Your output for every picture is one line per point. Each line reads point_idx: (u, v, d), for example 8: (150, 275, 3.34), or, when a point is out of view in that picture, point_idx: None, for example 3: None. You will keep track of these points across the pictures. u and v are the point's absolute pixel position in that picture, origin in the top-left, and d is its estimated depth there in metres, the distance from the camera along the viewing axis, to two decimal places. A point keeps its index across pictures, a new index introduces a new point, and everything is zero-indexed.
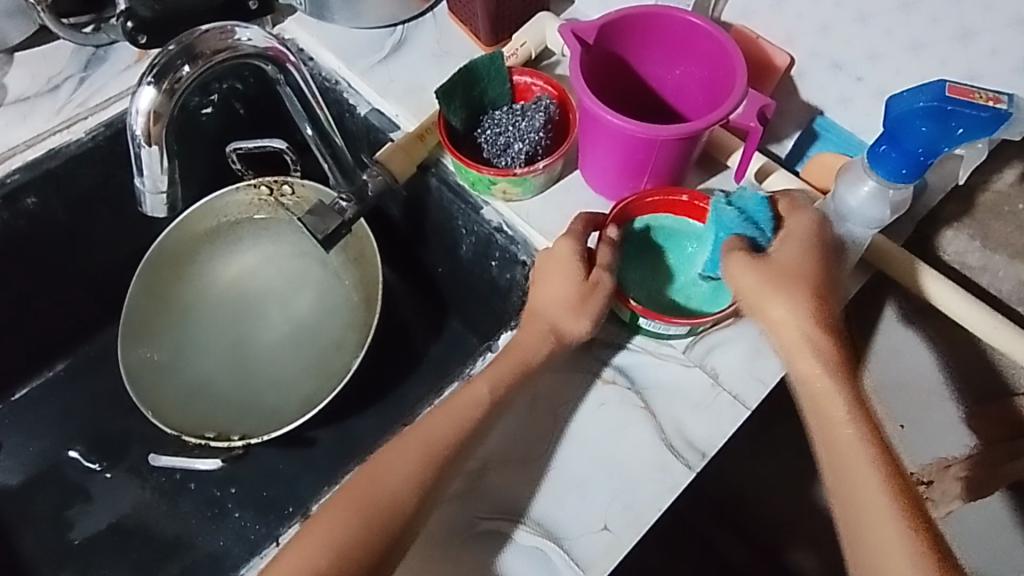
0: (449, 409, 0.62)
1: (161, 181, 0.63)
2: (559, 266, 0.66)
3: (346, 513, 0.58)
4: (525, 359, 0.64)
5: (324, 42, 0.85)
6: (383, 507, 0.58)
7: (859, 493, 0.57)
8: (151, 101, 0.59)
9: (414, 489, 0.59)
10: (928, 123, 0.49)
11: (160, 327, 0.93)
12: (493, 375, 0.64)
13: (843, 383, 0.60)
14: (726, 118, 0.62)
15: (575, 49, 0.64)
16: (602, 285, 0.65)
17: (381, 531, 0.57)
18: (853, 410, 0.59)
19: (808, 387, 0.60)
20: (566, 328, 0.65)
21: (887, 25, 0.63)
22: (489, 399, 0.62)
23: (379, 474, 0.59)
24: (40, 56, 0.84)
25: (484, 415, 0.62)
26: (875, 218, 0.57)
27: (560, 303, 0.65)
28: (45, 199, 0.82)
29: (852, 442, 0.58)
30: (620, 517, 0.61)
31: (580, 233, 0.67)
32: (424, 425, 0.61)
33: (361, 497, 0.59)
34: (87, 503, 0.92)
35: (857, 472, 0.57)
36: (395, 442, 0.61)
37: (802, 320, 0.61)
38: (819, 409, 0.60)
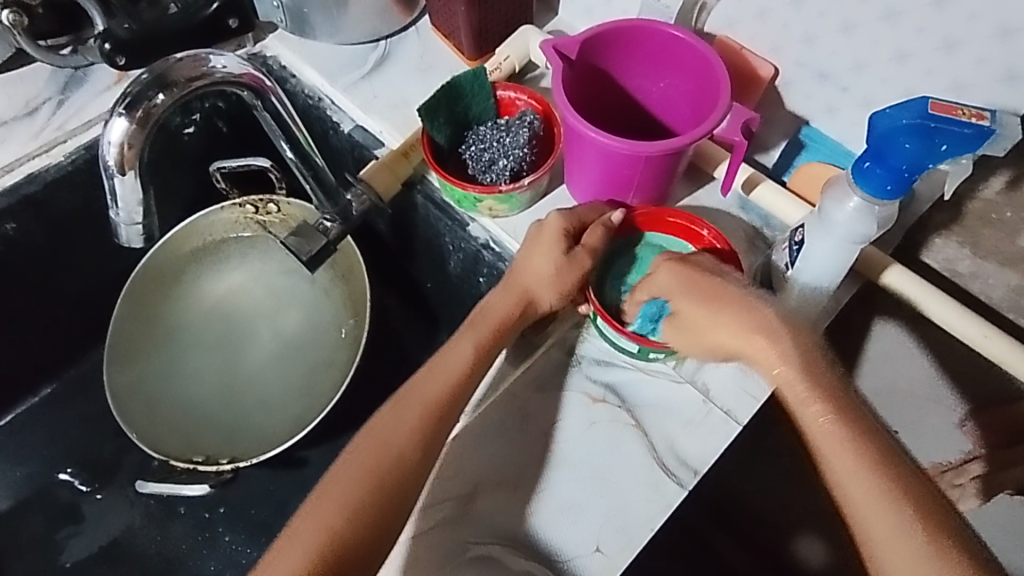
0: (437, 370, 0.64)
1: (136, 213, 0.62)
2: (544, 240, 0.66)
3: (352, 476, 0.60)
4: (503, 322, 0.66)
5: (307, 59, 0.84)
6: (385, 465, 0.60)
7: (883, 533, 0.54)
8: (123, 132, 0.59)
9: (411, 448, 0.60)
10: (913, 140, 0.49)
11: (147, 347, 0.92)
12: (474, 338, 0.65)
13: (846, 421, 0.57)
14: (711, 133, 0.62)
15: (558, 66, 0.64)
16: (582, 264, 0.65)
17: (384, 487, 0.59)
18: (860, 446, 0.56)
19: (810, 422, 0.58)
20: (539, 299, 0.66)
21: (871, 37, 0.63)
22: (474, 359, 0.65)
23: (376, 446, 0.61)
24: (17, 79, 0.82)
25: (471, 370, 0.64)
26: (861, 235, 0.56)
27: (538, 275, 0.66)
28: (25, 224, 0.80)
29: (863, 479, 0.55)
30: (612, 537, 0.60)
31: (576, 214, 0.67)
32: (416, 386, 0.63)
33: (367, 457, 0.60)
34: (76, 529, 0.91)
35: (874, 512, 0.55)
36: (389, 407, 0.63)
37: (777, 356, 0.59)
38: (826, 451, 0.57)
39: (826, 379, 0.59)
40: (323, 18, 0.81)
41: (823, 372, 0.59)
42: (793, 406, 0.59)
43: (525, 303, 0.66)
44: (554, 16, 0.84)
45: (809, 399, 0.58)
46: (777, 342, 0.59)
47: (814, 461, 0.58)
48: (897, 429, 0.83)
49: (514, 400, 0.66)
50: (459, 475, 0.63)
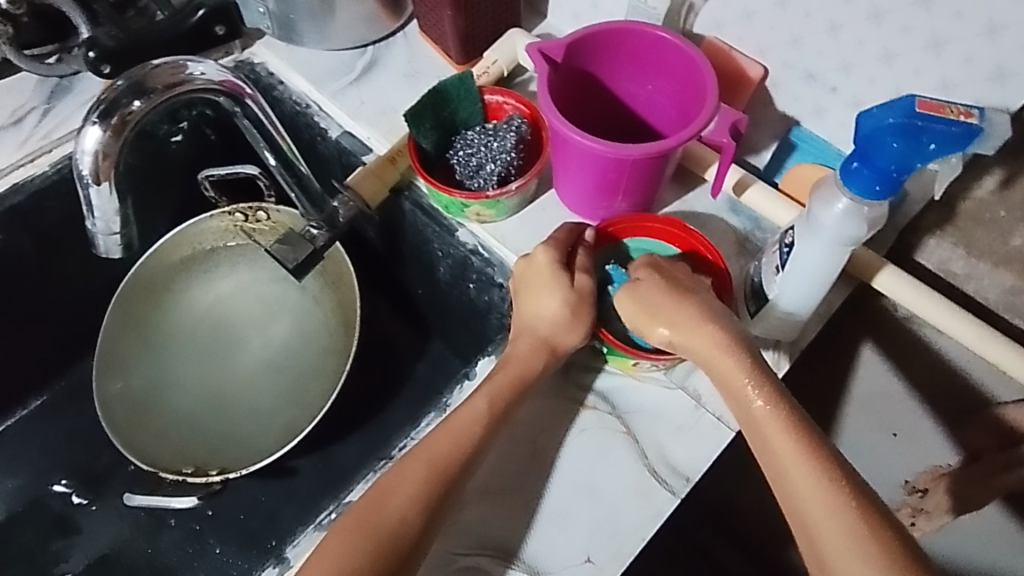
0: (449, 430, 0.59)
1: (114, 222, 0.61)
2: (541, 276, 0.64)
3: (346, 545, 0.55)
4: (524, 375, 0.62)
5: (294, 66, 0.84)
6: (386, 532, 0.55)
7: (822, 521, 0.52)
8: (97, 141, 0.58)
9: (418, 510, 0.56)
10: (899, 139, 0.48)
11: (138, 357, 0.91)
12: (490, 392, 0.61)
13: (783, 408, 0.55)
14: (698, 134, 0.61)
15: (542, 69, 0.63)
16: (586, 291, 0.64)
17: (388, 549, 0.54)
18: (797, 433, 0.54)
19: (747, 405, 0.56)
20: (559, 340, 0.63)
21: (859, 36, 0.62)
22: (490, 413, 0.60)
23: (371, 507, 0.56)
24: (4, 89, 0.82)
25: (485, 432, 0.60)
26: (852, 236, 0.56)
27: (547, 318, 0.63)
28: (12, 235, 0.80)
29: (801, 462, 0.53)
30: (603, 547, 0.59)
31: (560, 240, 0.66)
32: (424, 447, 0.59)
33: (369, 522, 0.55)
34: (67, 542, 0.90)
35: (810, 498, 0.52)
36: (398, 466, 0.59)
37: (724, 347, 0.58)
38: (766, 438, 0.55)
39: (763, 366, 0.57)
40: (309, 24, 0.81)
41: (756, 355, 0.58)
42: (734, 402, 0.57)
43: (548, 350, 0.63)
44: (542, 20, 0.84)
45: (739, 377, 0.57)
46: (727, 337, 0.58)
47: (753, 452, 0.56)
48: (895, 432, 0.82)
49: None
50: None
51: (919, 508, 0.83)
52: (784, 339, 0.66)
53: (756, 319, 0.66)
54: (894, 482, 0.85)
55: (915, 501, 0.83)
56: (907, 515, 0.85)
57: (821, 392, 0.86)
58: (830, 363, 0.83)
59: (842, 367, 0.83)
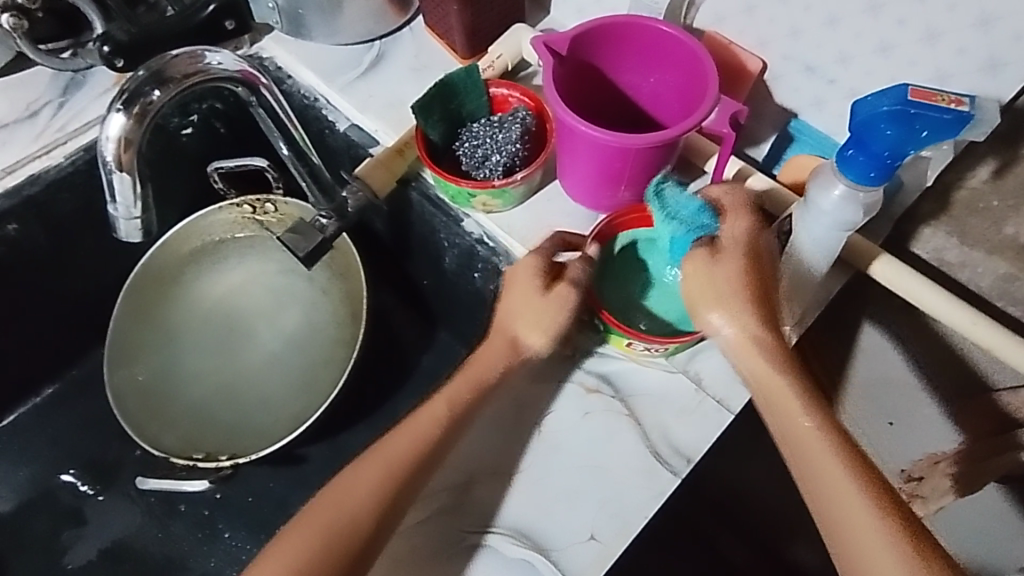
0: (409, 429, 0.61)
1: (134, 208, 0.63)
2: (522, 284, 0.65)
3: (307, 540, 0.58)
4: (483, 376, 0.64)
5: (302, 60, 0.85)
6: (339, 529, 0.57)
7: (861, 534, 0.55)
8: (121, 128, 0.60)
9: (371, 513, 0.58)
10: (893, 126, 0.50)
11: (147, 348, 0.93)
12: (451, 393, 0.63)
13: (824, 426, 0.58)
14: (700, 125, 0.63)
15: (548, 61, 0.65)
16: (564, 301, 0.64)
17: (344, 546, 0.57)
18: (837, 450, 0.58)
19: (792, 424, 0.59)
20: (526, 341, 0.65)
21: (856, 29, 0.64)
22: (446, 416, 0.62)
23: (331, 506, 0.58)
24: (18, 83, 0.84)
25: (442, 434, 0.62)
26: (848, 221, 0.57)
27: (521, 322, 0.64)
28: (27, 226, 0.81)
29: (843, 479, 0.57)
30: (607, 526, 0.61)
31: (544, 250, 0.66)
32: (385, 446, 0.61)
33: (328, 520, 0.58)
34: (78, 530, 0.91)
35: (853, 514, 0.56)
36: (358, 463, 0.61)
37: (769, 359, 0.60)
38: (809, 456, 0.58)
39: (807, 385, 0.60)
40: (318, 19, 0.82)
41: (800, 375, 0.60)
42: (775, 416, 0.60)
43: (513, 350, 0.65)
44: (546, 15, 0.86)
45: (785, 400, 0.59)
46: (771, 348, 0.60)
47: (788, 465, 0.59)
48: (892, 420, 0.84)
49: (509, 394, 0.67)
50: (456, 467, 0.64)
51: (915, 494, 0.85)
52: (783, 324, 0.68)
53: None
54: (891, 469, 0.87)
55: (911, 488, 0.85)
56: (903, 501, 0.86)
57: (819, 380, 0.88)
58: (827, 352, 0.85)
59: (839, 356, 0.84)
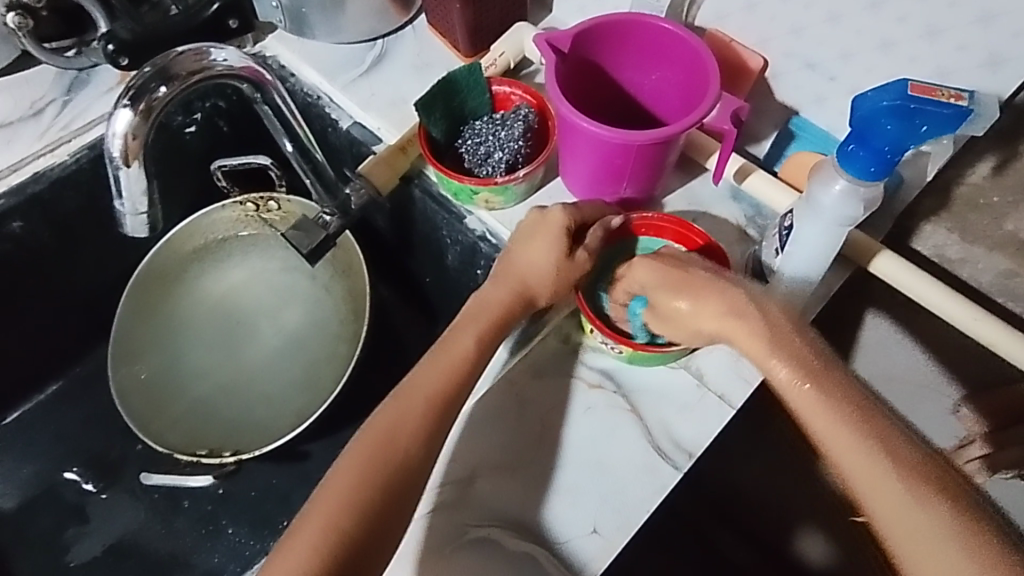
0: (438, 365, 0.62)
1: (141, 203, 0.63)
2: (546, 236, 0.66)
3: (354, 482, 0.56)
4: (502, 314, 0.65)
5: (305, 59, 0.86)
6: (393, 463, 0.57)
7: (871, 489, 0.52)
8: (128, 123, 0.60)
9: (419, 446, 0.58)
10: (893, 121, 0.50)
11: (151, 344, 0.93)
12: (472, 330, 0.64)
13: (819, 382, 0.56)
14: (701, 121, 0.63)
15: (550, 58, 0.65)
16: (581, 265, 0.66)
17: (394, 480, 0.57)
18: (842, 410, 0.55)
19: (784, 384, 0.57)
20: (537, 293, 0.66)
21: (856, 26, 0.64)
22: (476, 350, 0.63)
23: (376, 443, 0.58)
24: (24, 81, 0.84)
25: (473, 365, 0.63)
26: (848, 217, 0.58)
27: (538, 271, 0.66)
28: (32, 223, 0.82)
29: (843, 436, 0.54)
30: (609, 519, 0.61)
31: (579, 209, 0.67)
32: (414, 385, 0.61)
33: (372, 457, 0.57)
34: (82, 527, 0.92)
35: (861, 475, 0.53)
36: (389, 403, 0.60)
37: (744, 327, 0.59)
38: (806, 413, 0.56)
39: (797, 345, 0.58)
40: (321, 18, 0.83)
41: (791, 336, 0.59)
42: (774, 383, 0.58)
43: (524, 299, 0.66)
44: (548, 14, 0.86)
45: (777, 360, 0.58)
46: (753, 321, 0.59)
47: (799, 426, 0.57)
48: None
49: (511, 389, 0.67)
50: (459, 461, 0.64)
51: None
52: None
53: None
54: None
55: None
56: None
57: None
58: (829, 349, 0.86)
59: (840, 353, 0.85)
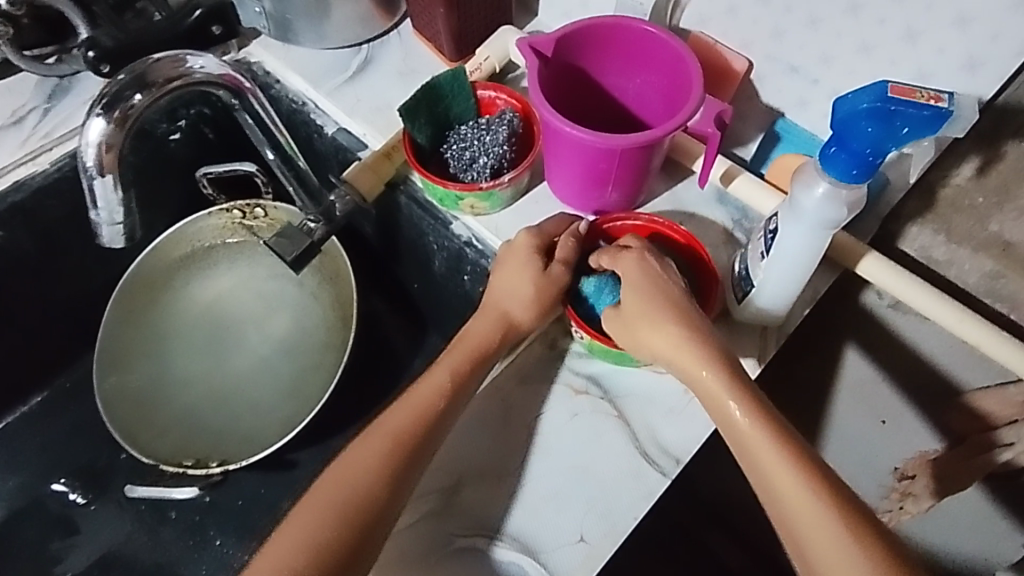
0: (407, 405, 0.61)
1: (116, 213, 0.62)
2: (518, 259, 0.66)
3: (313, 519, 0.56)
4: (484, 348, 0.64)
5: (290, 64, 0.85)
6: (349, 508, 0.56)
7: (810, 530, 0.53)
8: (101, 132, 0.59)
9: (378, 495, 0.57)
10: (873, 124, 0.50)
11: (137, 355, 0.92)
12: (451, 365, 0.63)
13: (761, 417, 0.57)
14: (684, 125, 0.63)
15: (531, 63, 0.65)
16: (560, 278, 0.66)
17: (352, 528, 0.56)
18: (782, 448, 0.55)
19: (732, 422, 0.57)
20: (519, 318, 0.65)
21: (838, 28, 0.64)
22: (449, 386, 0.62)
23: (336, 483, 0.57)
24: (5, 89, 0.83)
25: (447, 404, 0.62)
26: (833, 219, 0.57)
27: (516, 294, 0.65)
28: (13, 232, 0.81)
29: (786, 475, 0.54)
30: (596, 527, 0.61)
31: (545, 231, 0.68)
32: (385, 423, 0.60)
33: (330, 499, 0.56)
34: (67, 540, 0.91)
35: (804, 514, 0.53)
36: (358, 443, 0.59)
37: (703, 360, 0.59)
38: (748, 450, 0.56)
39: (746, 384, 0.59)
40: (305, 24, 0.82)
41: (741, 377, 0.59)
42: (726, 422, 0.58)
43: (506, 326, 0.65)
44: (533, 18, 0.86)
45: (728, 399, 0.58)
46: (706, 351, 0.59)
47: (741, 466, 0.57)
48: (884, 420, 0.84)
49: (497, 396, 0.66)
50: (444, 469, 0.64)
51: (907, 492, 0.85)
52: (770, 324, 0.69)
53: (742, 305, 0.68)
54: (884, 469, 0.87)
55: (904, 486, 0.85)
56: (895, 500, 0.87)
57: (810, 381, 0.88)
58: (818, 352, 0.85)
59: (830, 356, 0.84)
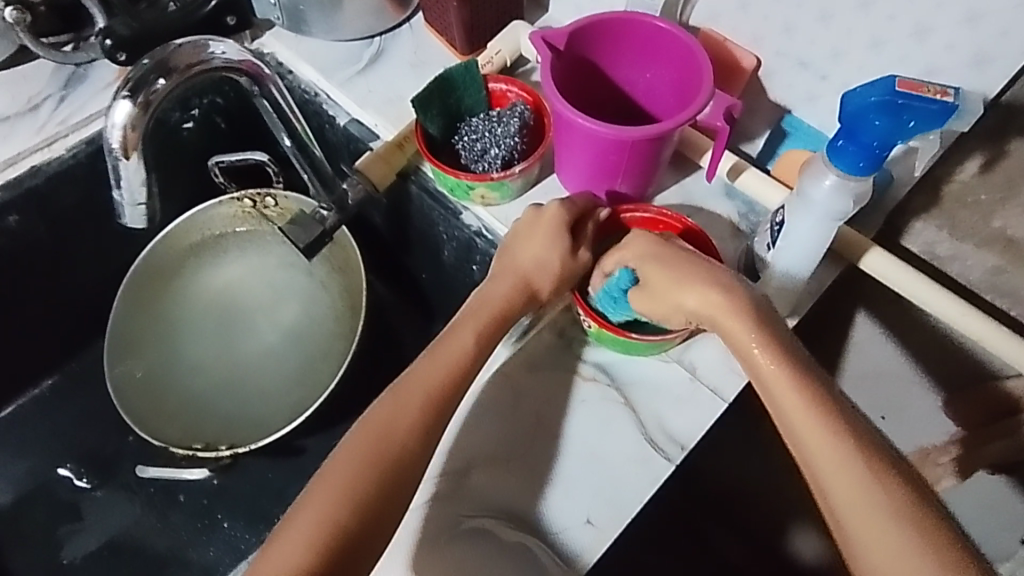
0: (437, 359, 0.62)
1: (139, 194, 0.63)
2: (548, 234, 0.66)
3: (354, 467, 0.57)
4: (510, 308, 0.65)
5: (303, 55, 0.86)
6: (389, 457, 0.57)
7: (831, 469, 0.53)
8: (127, 115, 0.60)
9: (416, 441, 0.59)
10: (882, 117, 0.51)
11: (147, 342, 0.93)
12: (476, 327, 0.64)
13: (786, 362, 0.57)
14: (695, 117, 0.64)
15: (545, 55, 0.66)
16: (583, 262, 0.67)
17: (392, 474, 0.57)
18: (807, 391, 0.56)
19: (757, 364, 0.58)
20: (541, 287, 0.66)
21: (847, 25, 0.65)
22: (476, 344, 0.63)
23: (372, 435, 0.58)
24: (22, 76, 0.84)
25: (472, 361, 0.63)
26: (840, 211, 0.59)
27: (544, 269, 0.66)
28: (29, 216, 0.82)
29: (808, 416, 0.55)
30: (603, 510, 0.62)
31: (574, 204, 0.68)
32: (414, 377, 0.61)
33: (368, 447, 0.57)
34: (76, 523, 0.92)
35: (826, 453, 0.53)
36: (384, 400, 0.60)
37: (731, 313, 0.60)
38: (773, 392, 0.57)
39: (773, 330, 0.59)
40: (319, 15, 0.83)
41: (769, 324, 0.59)
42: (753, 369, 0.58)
43: (529, 291, 0.66)
44: (544, 13, 0.87)
45: (754, 345, 0.58)
46: (732, 304, 0.60)
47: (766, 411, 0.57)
48: (884, 414, 0.87)
49: (507, 382, 0.68)
50: (454, 452, 0.65)
51: None
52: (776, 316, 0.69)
53: None
54: None
55: None
56: None
57: None
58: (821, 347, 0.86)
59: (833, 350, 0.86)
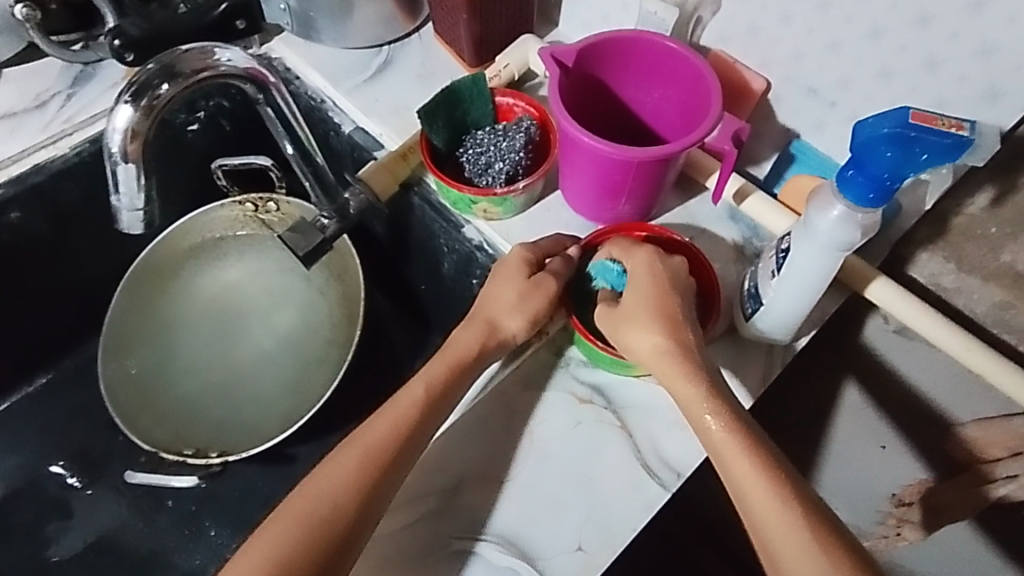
0: (385, 416, 0.60)
1: (138, 199, 0.63)
2: (506, 271, 0.66)
3: (287, 528, 0.55)
4: (469, 355, 0.64)
5: (310, 62, 0.86)
6: (320, 519, 0.55)
7: (779, 540, 0.53)
8: (128, 120, 0.60)
9: (348, 502, 0.56)
10: (892, 148, 0.50)
11: (144, 342, 0.93)
12: (429, 374, 0.63)
13: (735, 424, 0.57)
14: (701, 141, 0.63)
15: (553, 72, 0.65)
16: (547, 287, 0.65)
17: (328, 537, 0.55)
18: (756, 458, 0.55)
19: (709, 431, 0.57)
20: (505, 325, 0.65)
21: (859, 53, 0.65)
22: (426, 397, 0.61)
23: (306, 492, 0.56)
24: (30, 73, 0.84)
25: (421, 418, 0.60)
26: (846, 242, 0.58)
27: (504, 305, 0.65)
28: (29, 214, 0.82)
29: (756, 482, 0.54)
30: (594, 537, 0.61)
31: (539, 245, 0.68)
32: (359, 434, 0.59)
33: (299, 511, 0.55)
34: (64, 524, 0.91)
35: (772, 523, 0.53)
36: (327, 460, 0.58)
37: (685, 378, 0.59)
38: (723, 457, 0.56)
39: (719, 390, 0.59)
40: (328, 22, 0.83)
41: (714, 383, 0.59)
42: (719, 461, 0.56)
43: (488, 334, 0.65)
44: (554, 28, 0.87)
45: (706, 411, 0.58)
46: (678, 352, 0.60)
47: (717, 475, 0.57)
48: (884, 444, 0.83)
49: (501, 401, 0.67)
50: (445, 471, 0.64)
51: (904, 519, 0.85)
52: (777, 342, 0.69)
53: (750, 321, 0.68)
54: (881, 495, 0.86)
55: (900, 513, 0.85)
56: (892, 526, 0.87)
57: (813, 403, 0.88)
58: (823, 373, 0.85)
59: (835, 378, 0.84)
